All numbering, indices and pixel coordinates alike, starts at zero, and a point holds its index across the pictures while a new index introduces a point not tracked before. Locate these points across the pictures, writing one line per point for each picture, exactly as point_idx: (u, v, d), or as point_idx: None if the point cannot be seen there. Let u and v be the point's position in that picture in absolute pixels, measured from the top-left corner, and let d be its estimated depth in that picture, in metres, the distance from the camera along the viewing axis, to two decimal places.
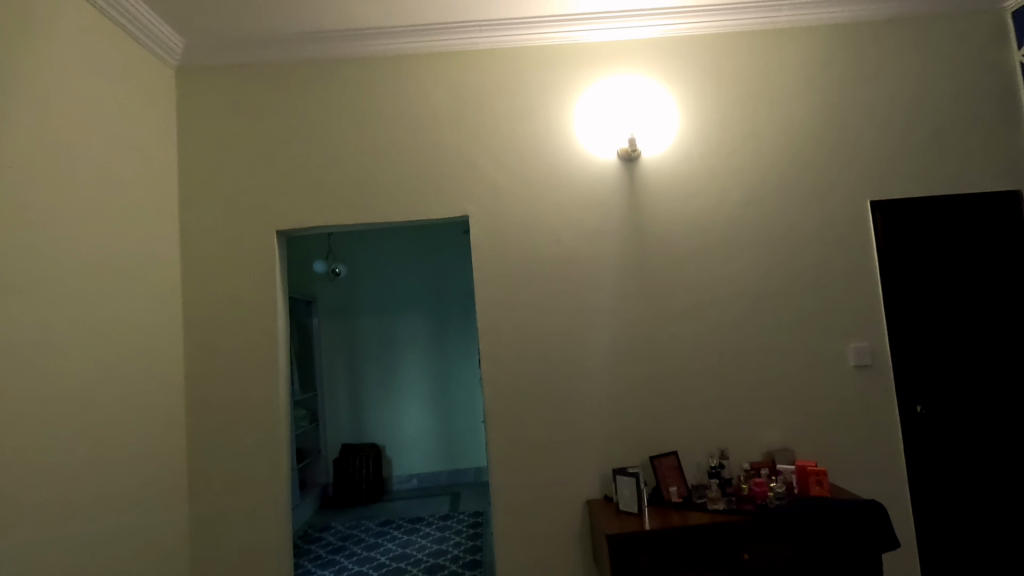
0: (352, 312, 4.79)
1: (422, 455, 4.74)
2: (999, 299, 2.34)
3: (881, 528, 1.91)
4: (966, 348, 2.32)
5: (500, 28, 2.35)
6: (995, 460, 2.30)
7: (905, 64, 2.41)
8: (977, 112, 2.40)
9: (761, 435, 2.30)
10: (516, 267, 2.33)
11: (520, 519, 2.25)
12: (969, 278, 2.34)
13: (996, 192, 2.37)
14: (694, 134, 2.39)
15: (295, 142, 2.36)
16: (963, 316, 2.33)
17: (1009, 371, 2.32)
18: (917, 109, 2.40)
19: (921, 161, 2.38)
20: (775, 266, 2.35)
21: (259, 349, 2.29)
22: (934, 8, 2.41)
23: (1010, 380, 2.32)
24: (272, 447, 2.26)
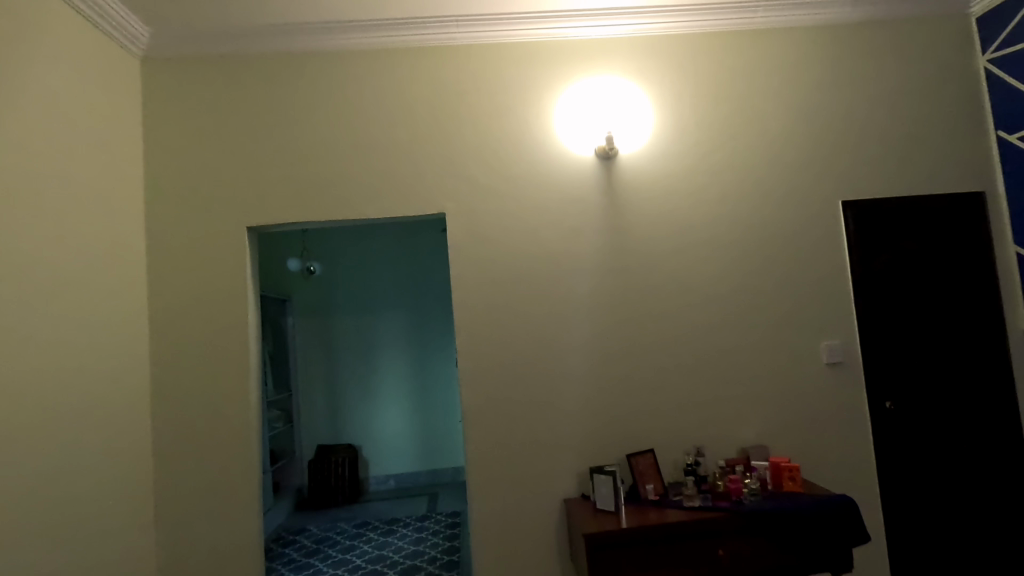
0: (327, 310, 4.72)
1: (402, 454, 4.70)
2: (962, 298, 2.41)
3: (854, 523, 1.95)
4: (934, 345, 2.38)
5: (477, 23, 2.33)
6: (959, 454, 2.37)
7: (874, 68, 2.47)
8: (943, 114, 2.47)
9: (737, 431, 2.33)
10: (494, 265, 2.32)
11: (496, 518, 2.24)
12: (935, 277, 2.40)
13: (961, 194, 2.44)
14: (671, 132, 2.40)
15: (268, 137, 2.31)
16: (930, 314, 2.39)
17: (971, 367, 2.39)
18: (886, 111, 2.46)
19: (889, 162, 2.44)
20: (749, 264, 2.38)
21: (230, 348, 2.23)
22: (905, 11, 2.47)
23: (972, 376, 2.39)
24: (243, 449, 2.21)
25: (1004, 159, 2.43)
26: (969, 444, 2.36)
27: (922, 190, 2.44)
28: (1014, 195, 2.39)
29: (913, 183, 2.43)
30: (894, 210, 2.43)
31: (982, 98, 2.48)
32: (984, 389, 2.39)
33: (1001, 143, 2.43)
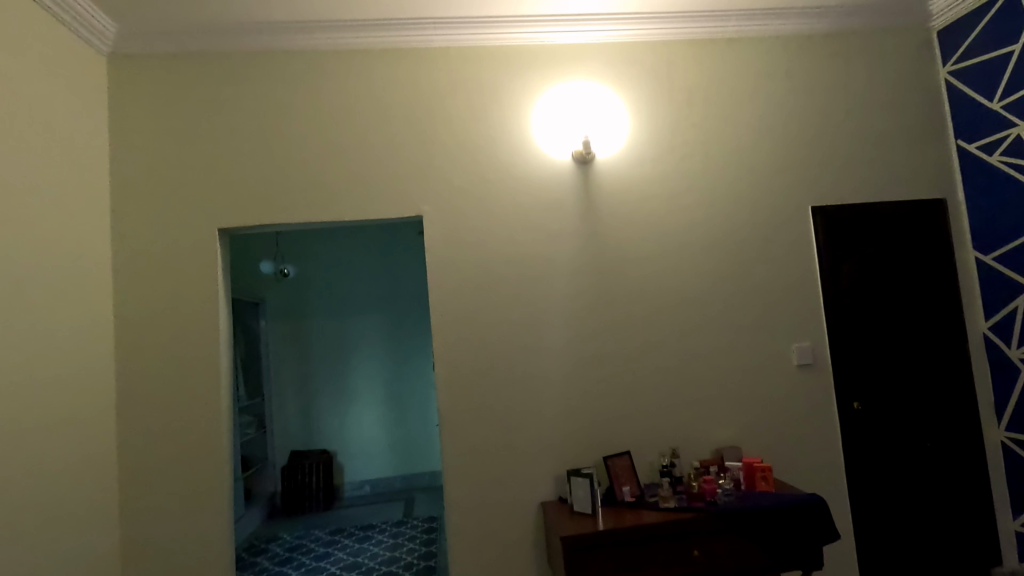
0: (301, 314, 4.64)
1: (378, 459, 4.64)
2: (925, 301, 2.49)
3: (824, 522, 1.99)
4: (897, 344, 2.46)
5: (454, 26, 2.33)
6: (923, 453, 2.44)
7: (842, 77, 2.54)
8: (906, 123, 2.55)
9: (711, 432, 2.37)
10: (471, 268, 2.31)
11: (473, 523, 2.23)
12: (900, 281, 2.48)
13: (923, 201, 2.53)
14: (646, 138, 2.43)
15: (240, 137, 2.26)
16: (895, 317, 2.46)
17: (934, 368, 2.47)
18: (853, 119, 2.53)
19: (856, 169, 2.52)
20: (722, 268, 2.43)
21: (200, 353, 2.18)
22: (871, 23, 2.55)
23: (934, 377, 2.47)
24: (213, 456, 2.15)
25: (963, 167, 2.52)
26: (932, 442, 2.44)
27: (887, 197, 2.51)
28: (973, 202, 2.49)
29: (879, 190, 2.51)
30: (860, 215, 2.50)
31: (942, 107, 2.58)
32: (945, 388, 2.47)
33: (960, 152, 2.52)
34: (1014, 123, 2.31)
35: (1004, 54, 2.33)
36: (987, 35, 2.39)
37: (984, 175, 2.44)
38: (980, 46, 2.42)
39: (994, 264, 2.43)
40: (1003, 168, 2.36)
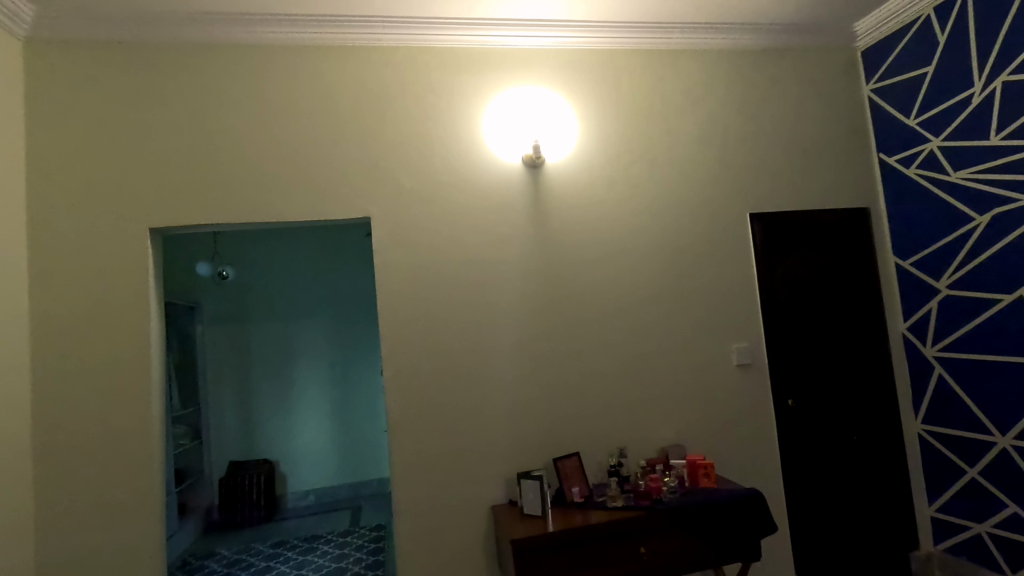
0: (242, 318, 4.45)
1: (324, 467, 4.51)
2: (852, 303, 2.65)
3: (761, 515, 2.09)
4: (827, 344, 2.61)
5: (405, 26, 2.30)
6: (851, 446, 2.60)
7: (777, 91, 2.68)
8: (834, 136, 2.72)
9: (657, 431, 2.43)
10: (421, 270, 2.28)
11: (423, 530, 2.19)
12: (830, 284, 2.63)
13: (851, 209, 2.70)
14: (595, 143, 2.48)
15: (175, 131, 2.15)
16: (826, 318, 2.61)
17: (860, 366, 2.64)
18: (788, 131, 2.67)
19: (791, 178, 2.66)
20: (667, 271, 2.50)
21: (128, 359, 2.04)
22: (802, 40, 2.70)
23: (862, 374, 2.63)
24: (143, 469, 2.02)
25: (884, 178, 2.71)
26: (859, 436, 2.60)
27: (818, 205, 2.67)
28: (893, 211, 2.67)
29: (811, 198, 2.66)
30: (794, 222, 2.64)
31: (866, 123, 2.76)
32: (871, 385, 2.64)
33: (882, 164, 2.71)
34: (928, 139, 2.50)
35: (919, 75, 2.52)
36: (904, 57, 2.58)
37: (903, 186, 2.63)
38: (899, 66, 2.61)
39: (912, 269, 2.62)
40: (919, 180, 2.55)
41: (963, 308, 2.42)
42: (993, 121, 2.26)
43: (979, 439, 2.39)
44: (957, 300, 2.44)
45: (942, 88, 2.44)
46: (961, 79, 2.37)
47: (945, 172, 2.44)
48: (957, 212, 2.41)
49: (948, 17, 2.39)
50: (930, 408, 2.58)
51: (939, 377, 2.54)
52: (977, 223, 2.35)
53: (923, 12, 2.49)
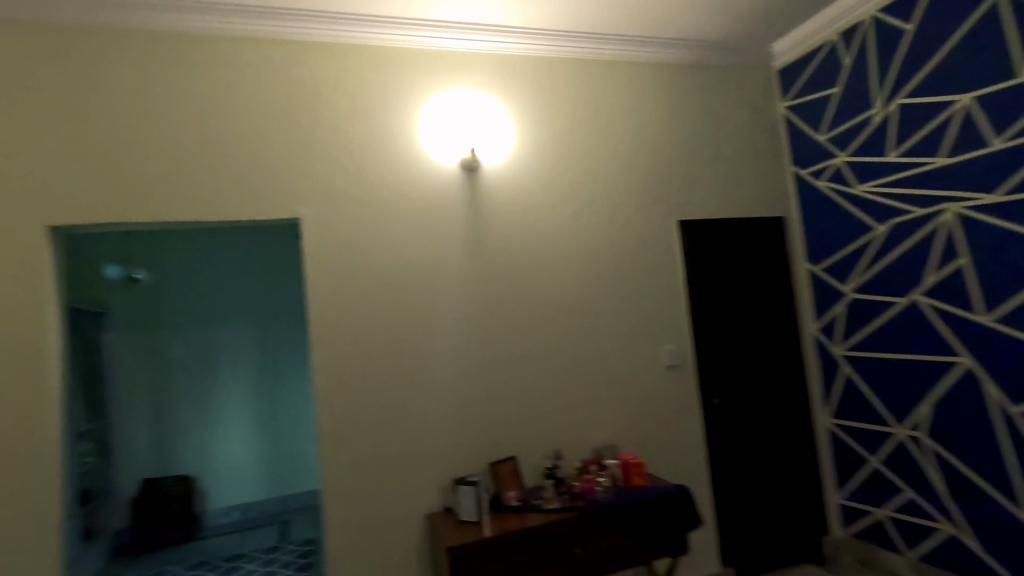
0: (157, 324, 4.15)
1: (249, 481, 4.27)
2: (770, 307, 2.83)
3: (688, 510, 2.17)
4: (747, 345, 2.77)
5: (336, 22, 2.24)
6: (769, 441, 2.77)
7: (702, 105, 2.82)
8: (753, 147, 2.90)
9: (591, 432, 2.48)
10: (354, 274, 2.22)
11: (355, 542, 2.12)
12: (750, 289, 2.79)
13: (769, 219, 2.88)
14: (531, 149, 2.51)
15: (79, 121, 1.98)
16: (746, 321, 2.77)
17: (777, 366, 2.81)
18: (712, 144, 2.82)
19: (715, 188, 2.80)
20: (601, 275, 2.57)
21: (21, 371, 1.86)
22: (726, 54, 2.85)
23: (779, 373, 2.81)
24: (37, 492, 1.84)
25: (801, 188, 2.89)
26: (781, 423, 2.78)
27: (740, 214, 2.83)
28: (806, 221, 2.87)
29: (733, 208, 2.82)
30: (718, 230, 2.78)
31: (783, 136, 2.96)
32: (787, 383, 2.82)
33: (796, 177, 2.91)
34: (835, 154, 2.70)
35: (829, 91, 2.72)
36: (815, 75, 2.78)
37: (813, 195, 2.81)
38: (811, 85, 2.81)
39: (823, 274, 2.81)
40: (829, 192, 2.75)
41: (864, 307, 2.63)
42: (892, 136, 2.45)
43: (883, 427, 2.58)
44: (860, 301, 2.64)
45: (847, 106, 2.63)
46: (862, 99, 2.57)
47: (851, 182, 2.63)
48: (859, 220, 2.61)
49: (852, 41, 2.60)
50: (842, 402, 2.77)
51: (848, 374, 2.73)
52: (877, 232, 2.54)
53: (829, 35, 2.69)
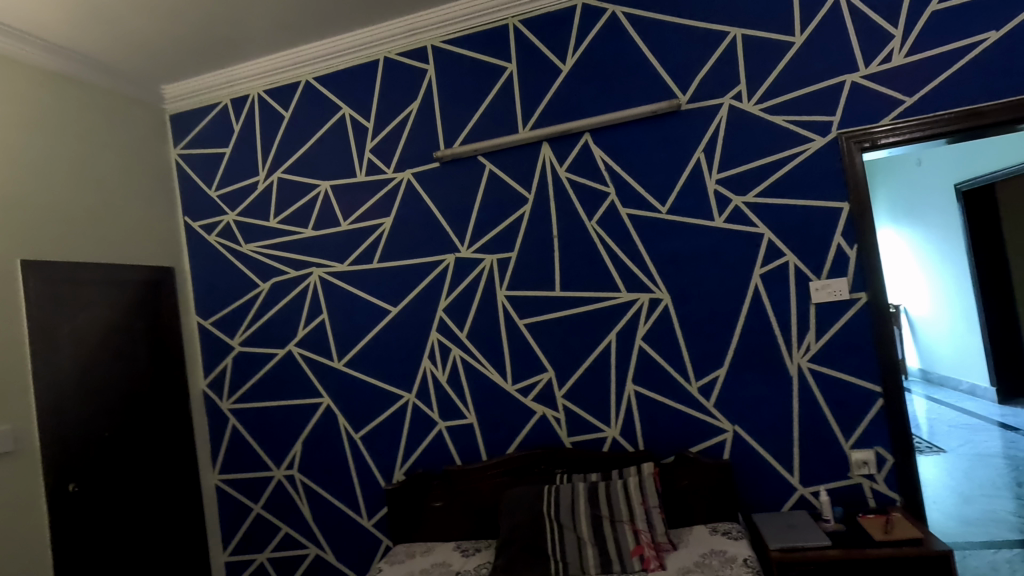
0: None
1: None
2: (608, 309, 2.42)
3: None
4: (507, 363, 2.53)
5: None
6: None
7: (465, 103, 2.58)
8: (535, 139, 2.47)
9: None
10: None
11: None
12: (510, 298, 2.52)
13: (595, 217, 2.43)
14: None
15: None
16: (509, 336, 2.53)
17: (620, 380, 2.41)
18: (475, 144, 2.53)
19: (475, 192, 2.57)
20: None
21: None
22: (496, 23, 2.54)
23: (625, 387, 2.40)
24: None
25: (557, 188, 2.47)
26: (569, 447, 2.42)
27: (499, 222, 2.54)
28: (668, 222, 2.35)
29: (492, 215, 2.55)
30: (479, 240, 2.56)
31: (536, 123, 2.49)
32: (638, 401, 2.39)
33: (648, 178, 2.37)
34: (694, 155, 2.32)
35: (611, 74, 2.41)
36: (600, 52, 2.42)
37: (603, 201, 2.42)
38: (656, 70, 2.36)
39: (618, 278, 2.40)
40: (616, 194, 2.40)
41: (688, 308, 2.34)
42: (710, 128, 2.30)
43: (693, 454, 2.27)
44: (678, 306, 2.35)
45: (638, 92, 2.38)
46: (659, 89, 2.35)
47: (669, 177, 2.35)
48: (661, 217, 2.36)
49: (639, 21, 2.37)
50: (624, 426, 2.40)
51: (638, 392, 2.39)
52: (713, 225, 2.31)
53: (612, 9, 2.41)
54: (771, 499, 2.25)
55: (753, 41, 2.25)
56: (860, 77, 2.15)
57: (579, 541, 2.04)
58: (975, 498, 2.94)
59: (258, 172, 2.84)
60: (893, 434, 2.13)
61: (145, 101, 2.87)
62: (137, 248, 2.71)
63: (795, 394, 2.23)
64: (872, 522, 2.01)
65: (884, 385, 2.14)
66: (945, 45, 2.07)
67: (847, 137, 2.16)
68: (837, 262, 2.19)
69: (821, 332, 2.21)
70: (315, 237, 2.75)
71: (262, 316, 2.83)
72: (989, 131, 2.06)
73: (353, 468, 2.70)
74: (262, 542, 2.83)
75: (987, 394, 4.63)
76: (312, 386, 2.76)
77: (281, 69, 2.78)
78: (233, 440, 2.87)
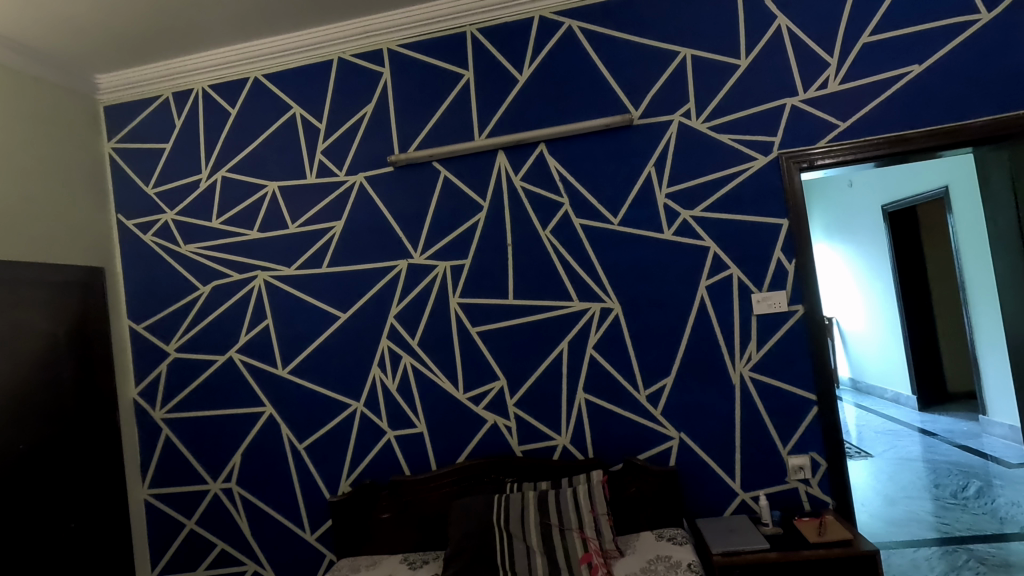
0: None
1: None
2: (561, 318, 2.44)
3: None
4: (459, 372, 2.51)
5: None
6: None
7: (423, 108, 2.56)
8: (490, 147, 2.48)
9: None
10: None
11: None
12: (462, 305, 2.51)
13: (549, 227, 2.45)
14: None
15: None
16: (461, 344, 2.51)
17: (571, 389, 2.43)
18: (430, 150, 2.51)
19: (429, 198, 2.54)
20: None
21: None
22: (453, 30, 2.54)
23: (576, 395, 2.42)
24: None
25: (512, 196, 2.48)
26: (521, 456, 2.41)
27: (453, 229, 2.52)
28: (619, 233, 2.40)
29: (448, 221, 2.53)
30: (432, 246, 2.53)
31: (492, 131, 2.50)
32: (588, 410, 2.41)
33: (601, 190, 2.42)
34: (646, 170, 2.38)
35: (566, 87, 2.44)
36: (556, 64, 2.45)
37: (557, 212, 2.45)
38: (610, 85, 2.41)
39: (571, 287, 2.43)
40: (570, 204, 2.44)
41: (638, 318, 2.39)
42: (660, 143, 2.37)
43: (641, 461, 2.31)
44: (628, 316, 2.39)
45: (592, 105, 2.42)
46: (613, 104, 2.41)
47: (621, 190, 2.40)
48: (613, 228, 2.41)
49: (594, 37, 2.42)
50: (574, 433, 2.41)
51: (588, 400, 2.41)
52: (662, 237, 2.37)
53: (568, 22, 2.45)
54: (714, 505, 2.32)
55: (701, 61, 2.34)
56: (799, 101, 2.28)
57: (528, 550, 2.03)
58: (899, 499, 3.13)
59: (200, 170, 2.71)
60: (826, 439, 2.24)
61: (77, 90, 2.70)
62: (64, 247, 2.52)
63: (737, 402, 2.31)
64: (807, 525, 2.09)
65: (818, 393, 2.25)
66: (874, 75, 2.22)
67: (787, 157, 2.27)
68: (777, 275, 2.29)
69: (762, 342, 2.30)
70: (260, 239, 2.65)
71: (201, 321, 2.70)
72: (913, 156, 2.22)
73: (297, 480, 2.60)
74: (196, 559, 2.68)
75: (909, 402, 4.95)
76: (254, 394, 2.64)
77: (228, 64, 2.68)
78: (165, 452, 2.71)
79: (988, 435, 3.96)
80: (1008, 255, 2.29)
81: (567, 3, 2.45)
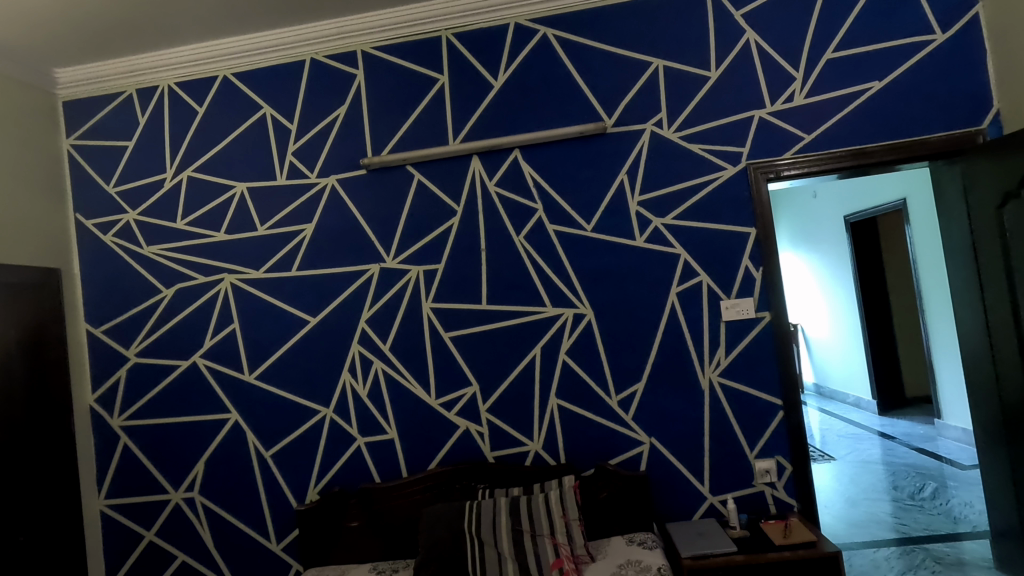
0: None
1: None
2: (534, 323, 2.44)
3: None
4: (431, 377, 2.49)
5: None
6: None
7: (396, 111, 2.54)
8: (465, 152, 2.47)
9: None
10: None
11: None
12: (435, 310, 2.49)
13: (523, 231, 2.46)
14: None
15: None
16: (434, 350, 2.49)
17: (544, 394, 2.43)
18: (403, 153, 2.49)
19: (403, 201, 2.52)
20: None
21: None
22: (429, 34, 2.53)
23: (548, 400, 2.42)
24: None
25: (485, 201, 2.48)
26: (492, 462, 2.40)
27: (426, 232, 2.51)
28: (592, 239, 2.42)
29: (421, 225, 2.51)
30: (405, 250, 2.51)
31: (467, 135, 2.50)
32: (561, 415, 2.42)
33: (574, 197, 2.43)
34: (619, 177, 2.41)
35: (541, 93, 2.46)
36: (531, 71, 2.47)
37: (531, 217, 2.46)
38: (584, 92, 2.43)
39: (545, 292, 2.44)
40: (543, 210, 2.45)
41: (610, 324, 2.41)
42: (633, 151, 2.40)
43: (613, 466, 2.32)
44: (601, 321, 2.41)
45: (567, 113, 2.44)
46: (587, 111, 2.43)
47: (594, 196, 2.42)
48: (586, 234, 2.42)
49: (569, 45, 2.45)
50: (546, 438, 2.42)
51: (561, 405, 2.42)
52: (634, 244, 2.40)
53: (543, 30, 2.47)
54: (683, 509, 2.35)
55: (673, 72, 2.38)
56: (767, 113, 2.34)
57: (499, 557, 2.01)
58: (861, 502, 3.22)
59: (165, 169, 2.64)
60: (791, 444, 2.30)
61: (33, 83, 2.59)
62: (17, 245, 2.41)
63: (706, 407, 2.35)
64: (773, 528, 2.14)
65: (784, 398, 2.30)
66: (838, 90, 2.29)
67: (755, 167, 2.33)
68: (745, 282, 2.34)
69: (730, 348, 2.35)
70: (227, 241, 2.59)
71: (164, 325, 2.61)
72: (874, 169, 2.30)
73: (262, 488, 2.53)
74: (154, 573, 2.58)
75: (870, 406, 5.12)
76: (218, 400, 2.57)
77: (196, 61, 2.61)
78: (123, 461, 2.61)
79: (942, 438, 4.13)
80: (962, 266, 2.37)
81: (543, 10, 2.46)
